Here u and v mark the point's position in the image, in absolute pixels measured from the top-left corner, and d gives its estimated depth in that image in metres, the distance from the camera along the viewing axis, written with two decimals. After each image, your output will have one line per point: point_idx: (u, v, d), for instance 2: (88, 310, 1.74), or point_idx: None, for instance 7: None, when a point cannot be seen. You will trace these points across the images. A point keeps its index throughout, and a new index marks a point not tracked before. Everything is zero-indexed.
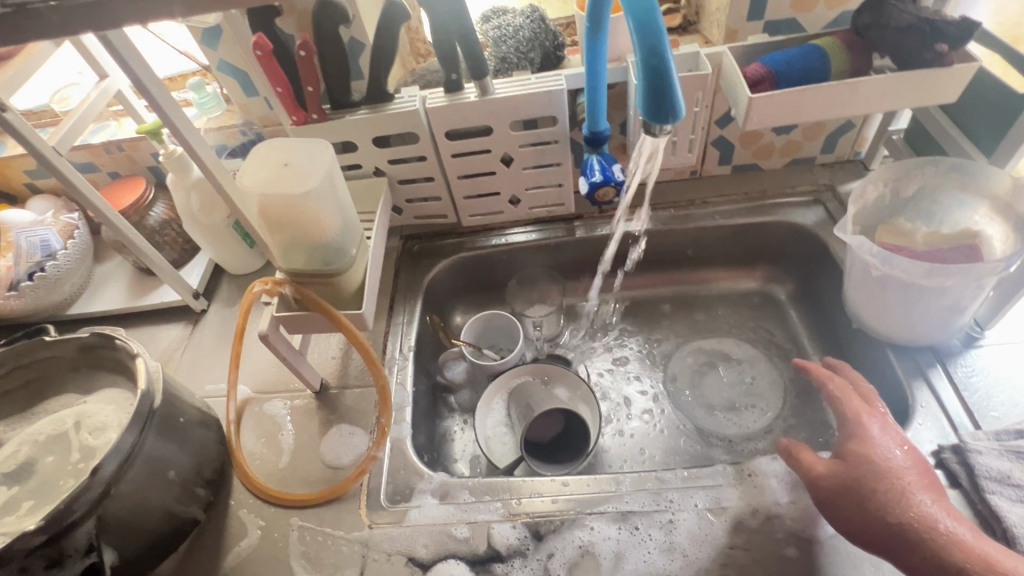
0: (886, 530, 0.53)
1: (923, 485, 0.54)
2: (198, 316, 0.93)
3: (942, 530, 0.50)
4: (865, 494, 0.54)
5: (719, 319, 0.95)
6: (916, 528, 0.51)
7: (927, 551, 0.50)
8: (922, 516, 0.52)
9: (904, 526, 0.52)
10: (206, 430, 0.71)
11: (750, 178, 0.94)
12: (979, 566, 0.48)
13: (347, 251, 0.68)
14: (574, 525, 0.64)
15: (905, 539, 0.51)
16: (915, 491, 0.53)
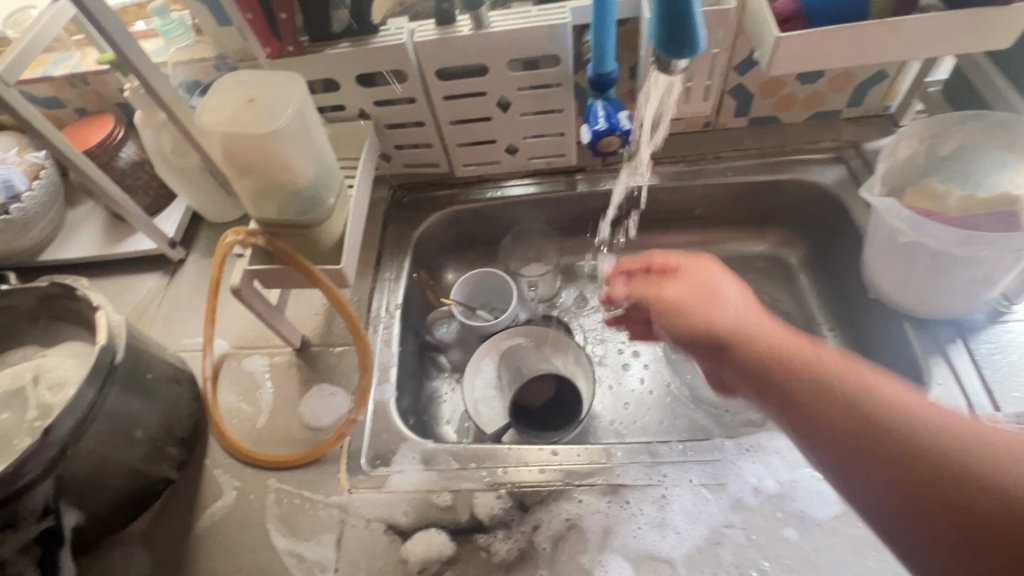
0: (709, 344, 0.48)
1: (750, 309, 0.49)
2: (176, 266, 0.89)
3: (758, 336, 0.45)
4: (686, 314, 0.50)
5: None
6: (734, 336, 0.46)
7: (752, 355, 0.45)
8: (735, 324, 0.47)
9: (745, 354, 0.45)
10: (178, 387, 0.67)
11: (768, 131, 0.87)
12: (796, 370, 0.42)
13: (324, 201, 0.62)
14: (562, 497, 0.61)
15: (726, 344, 0.46)
16: (729, 304, 0.49)
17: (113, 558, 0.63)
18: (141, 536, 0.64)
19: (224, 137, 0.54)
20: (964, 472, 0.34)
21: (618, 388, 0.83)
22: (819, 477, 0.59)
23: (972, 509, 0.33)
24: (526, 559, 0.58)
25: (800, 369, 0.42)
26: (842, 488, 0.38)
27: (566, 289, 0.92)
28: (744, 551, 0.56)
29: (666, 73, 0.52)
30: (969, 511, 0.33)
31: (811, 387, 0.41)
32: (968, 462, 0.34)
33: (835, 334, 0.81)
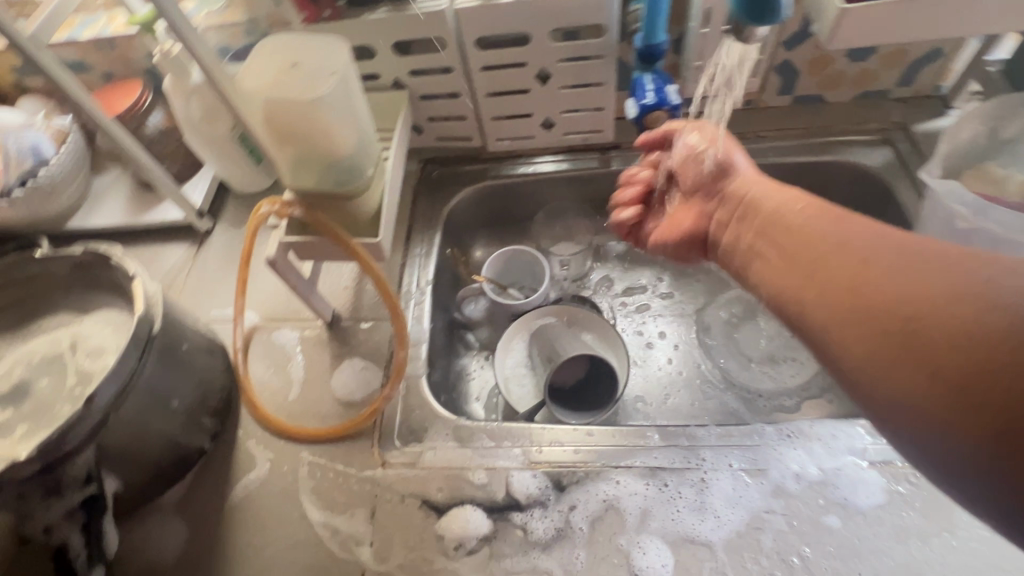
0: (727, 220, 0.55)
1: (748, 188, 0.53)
2: (203, 237, 0.88)
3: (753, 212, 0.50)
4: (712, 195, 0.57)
5: None
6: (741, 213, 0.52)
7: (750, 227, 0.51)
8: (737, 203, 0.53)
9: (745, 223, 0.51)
10: (212, 357, 0.67)
11: (812, 111, 0.84)
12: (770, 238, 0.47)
13: (363, 172, 0.61)
14: (599, 478, 0.60)
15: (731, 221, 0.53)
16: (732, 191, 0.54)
17: (150, 526, 0.63)
18: (175, 505, 0.65)
19: (267, 102, 0.53)
20: (995, 306, 0.30)
21: (649, 369, 0.82)
22: (862, 465, 0.58)
23: (957, 336, 0.31)
24: (563, 539, 0.58)
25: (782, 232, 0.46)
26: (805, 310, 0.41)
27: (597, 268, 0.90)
28: (785, 537, 0.55)
29: (739, 41, 0.52)
30: (957, 345, 0.31)
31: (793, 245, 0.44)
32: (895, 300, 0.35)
33: None
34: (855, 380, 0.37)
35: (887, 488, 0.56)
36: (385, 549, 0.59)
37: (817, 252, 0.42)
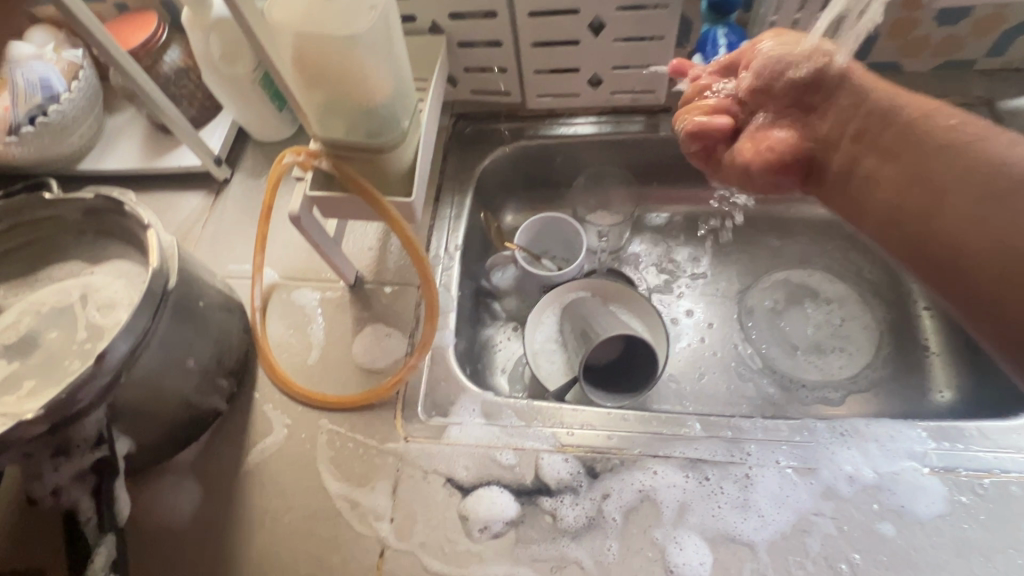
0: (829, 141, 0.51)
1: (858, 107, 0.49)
2: (220, 186, 0.83)
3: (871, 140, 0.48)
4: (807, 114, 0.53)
5: (806, 245, 0.82)
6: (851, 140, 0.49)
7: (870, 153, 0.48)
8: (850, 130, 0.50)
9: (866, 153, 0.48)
10: (229, 315, 0.63)
11: (887, 80, 0.76)
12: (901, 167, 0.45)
13: (398, 123, 0.55)
14: (635, 467, 0.57)
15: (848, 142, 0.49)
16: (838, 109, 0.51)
17: (162, 486, 0.61)
18: (190, 466, 0.62)
19: (298, 37, 0.47)
20: None
21: (687, 353, 0.76)
22: (922, 471, 0.54)
23: None
24: (594, 528, 0.54)
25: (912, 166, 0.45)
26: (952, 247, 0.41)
27: (637, 243, 0.84)
28: (833, 543, 0.52)
29: None
30: None
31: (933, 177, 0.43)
32: None
33: (933, 315, 0.74)
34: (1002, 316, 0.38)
35: (948, 498, 0.52)
36: (406, 527, 0.57)
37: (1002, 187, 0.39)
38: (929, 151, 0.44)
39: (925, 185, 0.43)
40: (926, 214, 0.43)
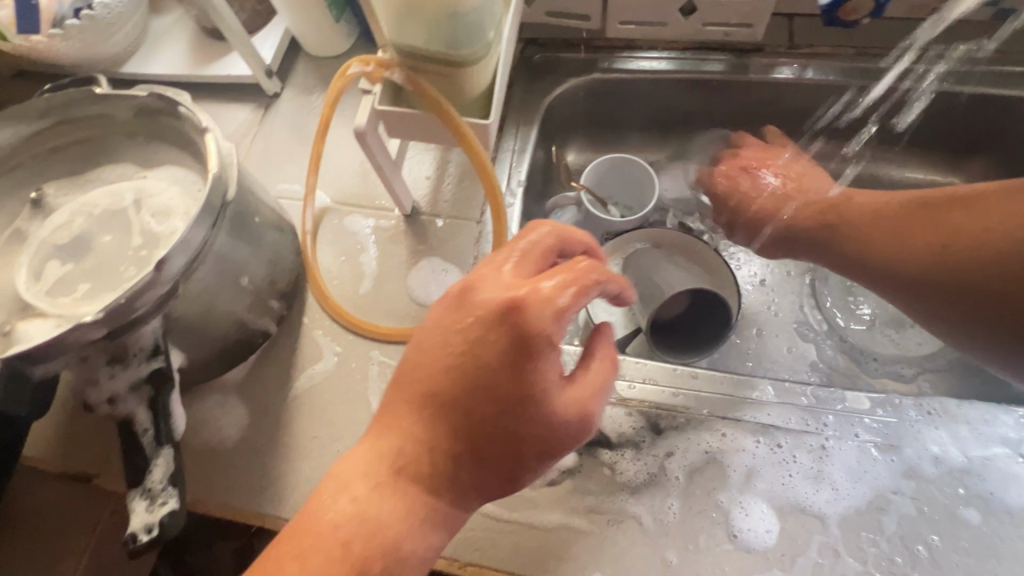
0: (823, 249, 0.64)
1: (817, 226, 0.64)
2: (270, 101, 0.78)
3: (843, 251, 0.62)
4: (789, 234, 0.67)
5: None
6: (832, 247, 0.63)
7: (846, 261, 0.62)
8: (820, 243, 0.64)
9: (847, 257, 0.62)
10: (282, 235, 0.60)
11: (1015, 33, 0.68)
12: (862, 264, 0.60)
13: (483, 34, 0.49)
14: (702, 427, 0.54)
15: (833, 253, 0.63)
16: (799, 228, 0.66)
17: (210, 403, 0.60)
18: (237, 386, 0.61)
19: None
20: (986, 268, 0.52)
21: (752, 314, 0.71)
22: (1015, 460, 0.50)
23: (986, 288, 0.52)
24: (655, 485, 0.52)
25: (867, 267, 0.60)
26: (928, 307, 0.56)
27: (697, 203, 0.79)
28: (911, 523, 0.49)
29: None
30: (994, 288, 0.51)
31: (883, 271, 0.59)
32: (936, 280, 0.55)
33: None
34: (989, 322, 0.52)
35: None
36: None
37: (908, 268, 0.56)
38: (869, 257, 0.60)
39: (886, 279, 0.59)
40: (902, 277, 0.57)
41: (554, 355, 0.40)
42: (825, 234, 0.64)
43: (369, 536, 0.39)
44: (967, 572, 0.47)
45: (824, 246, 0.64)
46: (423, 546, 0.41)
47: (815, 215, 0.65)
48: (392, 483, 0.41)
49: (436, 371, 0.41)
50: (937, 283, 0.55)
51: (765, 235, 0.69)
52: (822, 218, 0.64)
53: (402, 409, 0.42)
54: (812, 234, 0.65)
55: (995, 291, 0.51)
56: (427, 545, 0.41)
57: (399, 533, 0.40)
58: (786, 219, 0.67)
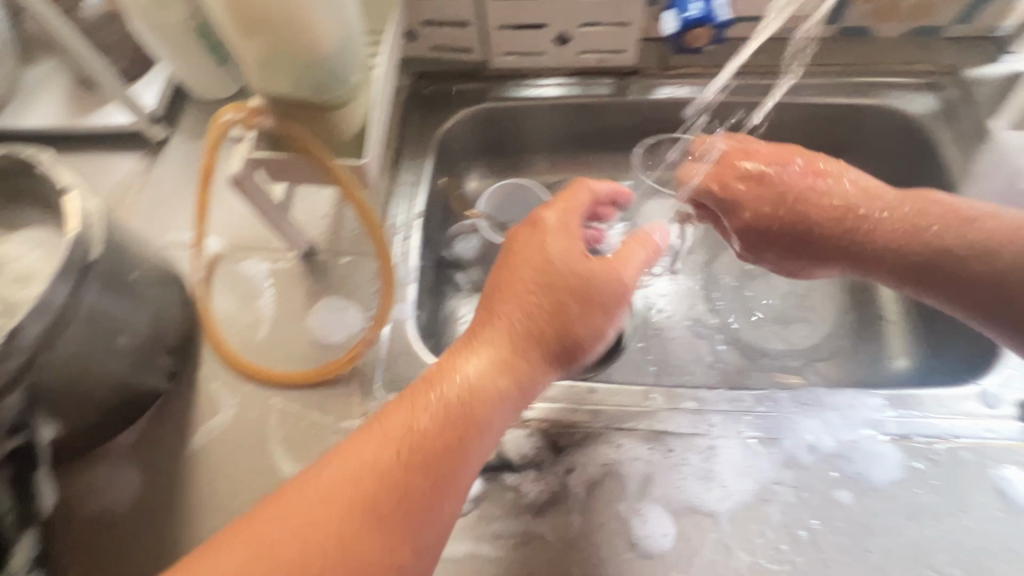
0: (893, 256, 0.55)
1: (890, 225, 0.56)
2: (158, 148, 0.76)
3: (922, 259, 0.54)
4: (849, 241, 0.57)
5: None
6: (912, 251, 0.54)
7: (927, 270, 0.54)
8: (891, 249, 0.55)
9: (927, 265, 0.54)
10: (166, 289, 0.58)
11: (858, 46, 0.74)
12: (949, 268, 0.53)
13: (348, 79, 0.51)
14: (600, 441, 0.56)
15: (909, 257, 0.54)
16: (864, 227, 0.56)
17: (101, 471, 0.58)
18: (129, 449, 0.58)
19: None
20: None
21: (654, 324, 0.74)
22: (880, 439, 0.54)
23: None
24: (558, 503, 0.53)
25: (952, 273, 0.53)
26: None
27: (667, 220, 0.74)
28: (793, 510, 0.52)
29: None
30: None
31: (975, 278, 0.52)
32: None
33: None
34: None
35: (904, 464, 0.53)
36: None
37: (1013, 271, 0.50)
38: (959, 260, 0.52)
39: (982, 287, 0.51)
40: (1009, 284, 0.50)
41: (574, 236, 0.58)
42: (903, 237, 0.55)
43: (469, 384, 0.50)
44: (844, 551, 0.50)
45: (901, 253, 0.55)
46: (507, 406, 0.52)
47: (897, 226, 0.55)
48: (486, 353, 0.52)
49: (523, 266, 0.56)
50: None
51: (821, 240, 0.58)
52: (896, 218, 0.56)
53: (494, 301, 0.56)
54: (900, 256, 0.55)
55: None
56: (498, 386, 0.51)
57: (472, 374, 0.50)
58: (851, 217, 0.57)
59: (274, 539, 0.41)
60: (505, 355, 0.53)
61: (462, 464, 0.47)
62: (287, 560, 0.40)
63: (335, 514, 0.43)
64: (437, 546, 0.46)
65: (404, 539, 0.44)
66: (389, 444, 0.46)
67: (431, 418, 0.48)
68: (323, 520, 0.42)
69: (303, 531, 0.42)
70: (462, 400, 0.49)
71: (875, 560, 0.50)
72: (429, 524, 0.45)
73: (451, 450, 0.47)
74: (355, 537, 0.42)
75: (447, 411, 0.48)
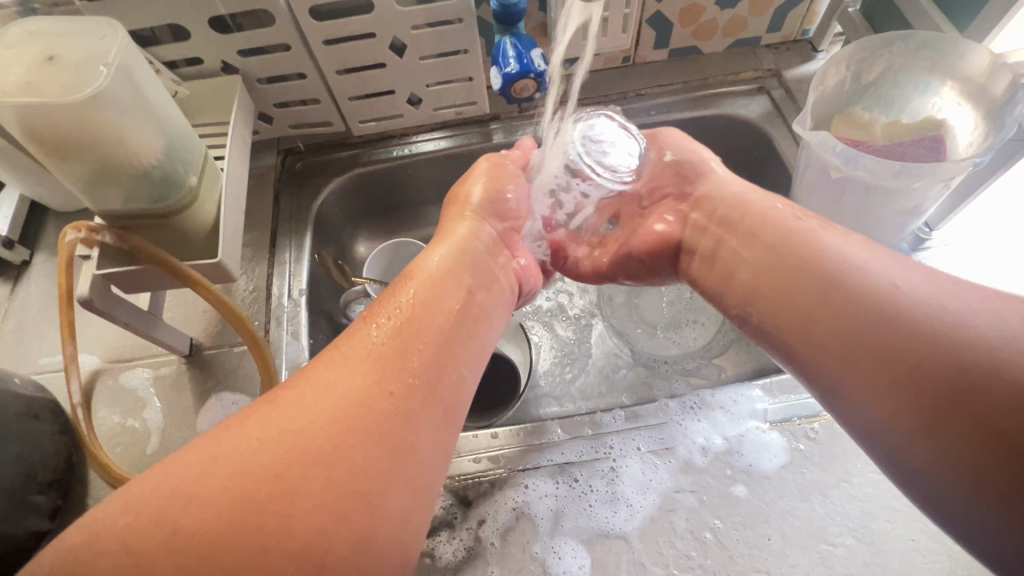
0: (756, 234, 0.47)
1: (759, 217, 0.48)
2: (20, 271, 0.72)
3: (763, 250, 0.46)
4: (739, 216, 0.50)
5: None
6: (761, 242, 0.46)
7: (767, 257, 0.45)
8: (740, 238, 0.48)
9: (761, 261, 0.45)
10: (32, 422, 0.55)
11: (691, 64, 0.80)
12: (769, 269, 0.44)
13: (185, 180, 0.52)
14: (507, 485, 0.56)
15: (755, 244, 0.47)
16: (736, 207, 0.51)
17: None
18: None
19: (18, 110, 0.42)
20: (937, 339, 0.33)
21: (556, 354, 0.76)
22: (764, 428, 0.57)
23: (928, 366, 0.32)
24: (474, 558, 0.53)
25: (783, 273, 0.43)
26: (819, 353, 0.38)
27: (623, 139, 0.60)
28: (696, 514, 0.54)
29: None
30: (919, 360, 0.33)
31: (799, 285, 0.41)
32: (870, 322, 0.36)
33: None
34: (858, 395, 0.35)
35: (788, 447, 0.56)
36: None
37: (830, 291, 0.39)
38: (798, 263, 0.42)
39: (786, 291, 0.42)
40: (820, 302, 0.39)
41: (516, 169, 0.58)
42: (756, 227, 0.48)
43: (432, 270, 0.45)
44: (747, 544, 0.52)
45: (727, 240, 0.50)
46: (480, 289, 0.46)
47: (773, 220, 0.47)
48: (442, 248, 0.47)
49: (495, 179, 0.55)
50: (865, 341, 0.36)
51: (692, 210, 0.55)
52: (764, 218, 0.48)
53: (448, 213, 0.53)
54: (743, 259, 0.47)
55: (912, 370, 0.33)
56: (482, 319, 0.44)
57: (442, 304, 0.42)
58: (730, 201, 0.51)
59: (228, 442, 0.31)
60: (464, 247, 0.48)
61: (442, 341, 0.40)
62: (257, 454, 0.31)
63: (308, 399, 0.34)
64: (440, 414, 0.37)
65: (397, 403, 0.35)
66: (353, 334, 0.39)
67: (397, 304, 0.41)
68: (290, 409, 0.33)
69: (271, 425, 0.32)
70: (426, 285, 0.43)
71: (776, 545, 0.52)
72: (421, 385, 0.37)
73: (424, 322, 0.40)
74: (338, 413, 0.33)
75: (414, 295, 0.42)
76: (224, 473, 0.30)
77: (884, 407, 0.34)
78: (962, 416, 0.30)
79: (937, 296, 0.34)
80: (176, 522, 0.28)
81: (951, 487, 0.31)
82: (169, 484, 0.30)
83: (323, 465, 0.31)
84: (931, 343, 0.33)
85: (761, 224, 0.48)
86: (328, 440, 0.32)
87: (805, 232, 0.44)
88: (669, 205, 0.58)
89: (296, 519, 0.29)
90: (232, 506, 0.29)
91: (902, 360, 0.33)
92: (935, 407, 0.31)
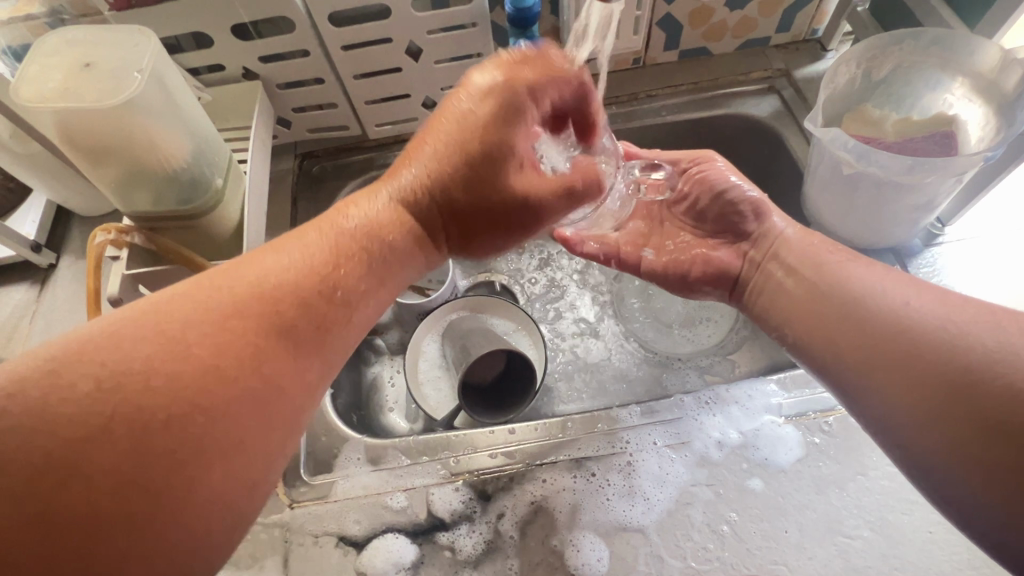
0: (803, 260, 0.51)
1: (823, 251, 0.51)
2: (47, 274, 0.74)
3: (804, 281, 0.49)
4: (785, 248, 0.53)
5: None
6: (795, 270, 0.51)
7: (809, 287, 0.48)
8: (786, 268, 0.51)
9: (792, 287, 0.50)
10: None
11: (701, 65, 0.81)
12: (804, 294, 0.48)
13: (211, 182, 0.53)
14: (525, 479, 0.57)
15: (794, 267, 0.51)
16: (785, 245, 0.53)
17: None
18: None
19: (56, 113, 0.44)
20: (943, 355, 0.36)
21: (571, 353, 0.77)
22: (779, 423, 0.58)
23: (940, 379, 0.36)
24: (493, 551, 0.54)
25: (812, 297, 0.47)
26: (842, 371, 0.43)
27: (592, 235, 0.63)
28: (712, 507, 0.55)
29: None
30: (926, 376, 0.37)
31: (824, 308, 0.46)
32: (889, 342, 0.40)
33: None
34: (879, 410, 0.39)
35: (803, 441, 0.57)
36: None
37: (852, 313, 0.43)
38: (823, 291, 0.47)
39: (815, 314, 0.46)
40: (845, 323, 0.43)
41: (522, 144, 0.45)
42: (796, 258, 0.51)
43: (349, 227, 0.41)
44: (764, 536, 0.53)
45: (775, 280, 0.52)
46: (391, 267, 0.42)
47: (810, 249, 0.51)
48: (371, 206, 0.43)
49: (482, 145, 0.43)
50: (885, 358, 0.39)
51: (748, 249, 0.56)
52: (819, 258, 0.50)
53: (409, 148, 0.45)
54: (775, 282, 0.52)
55: (924, 384, 0.37)
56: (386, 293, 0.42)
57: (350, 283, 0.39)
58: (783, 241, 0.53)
59: (115, 413, 0.29)
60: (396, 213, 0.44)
61: (338, 324, 0.39)
62: (149, 432, 0.29)
63: (202, 375, 0.32)
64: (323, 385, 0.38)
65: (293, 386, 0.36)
66: (257, 289, 0.36)
67: (297, 271, 0.38)
68: (182, 382, 0.31)
69: (160, 400, 0.30)
70: (331, 255, 0.40)
71: (793, 537, 0.53)
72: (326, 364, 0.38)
73: (319, 303, 0.38)
74: (237, 395, 0.33)
75: (332, 256, 0.39)
76: (117, 446, 0.28)
77: (900, 416, 0.38)
78: (971, 422, 0.34)
79: (941, 313, 0.39)
80: (50, 499, 0.27)
81: (958, 481, 0.35)
82: (51, 447, 0.27)
83: (223, 443, 0.32)
84: (934, 349, 0.37)
85: (801, 252, 0.52)
86: (229, 422, 0.32)
87: (833, 266, 0.48)
88: (727, 242, 0.58)
89: (190, 494, 0.30)
90: (127, 490, 0.28)
91: (911, 362, 0.38)
92: (939, 404, 0.36)
